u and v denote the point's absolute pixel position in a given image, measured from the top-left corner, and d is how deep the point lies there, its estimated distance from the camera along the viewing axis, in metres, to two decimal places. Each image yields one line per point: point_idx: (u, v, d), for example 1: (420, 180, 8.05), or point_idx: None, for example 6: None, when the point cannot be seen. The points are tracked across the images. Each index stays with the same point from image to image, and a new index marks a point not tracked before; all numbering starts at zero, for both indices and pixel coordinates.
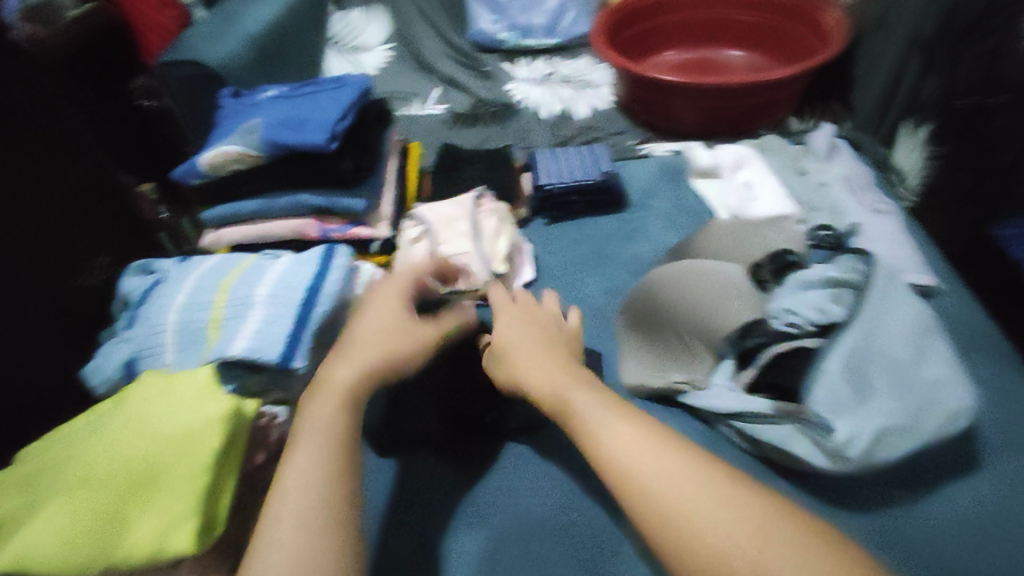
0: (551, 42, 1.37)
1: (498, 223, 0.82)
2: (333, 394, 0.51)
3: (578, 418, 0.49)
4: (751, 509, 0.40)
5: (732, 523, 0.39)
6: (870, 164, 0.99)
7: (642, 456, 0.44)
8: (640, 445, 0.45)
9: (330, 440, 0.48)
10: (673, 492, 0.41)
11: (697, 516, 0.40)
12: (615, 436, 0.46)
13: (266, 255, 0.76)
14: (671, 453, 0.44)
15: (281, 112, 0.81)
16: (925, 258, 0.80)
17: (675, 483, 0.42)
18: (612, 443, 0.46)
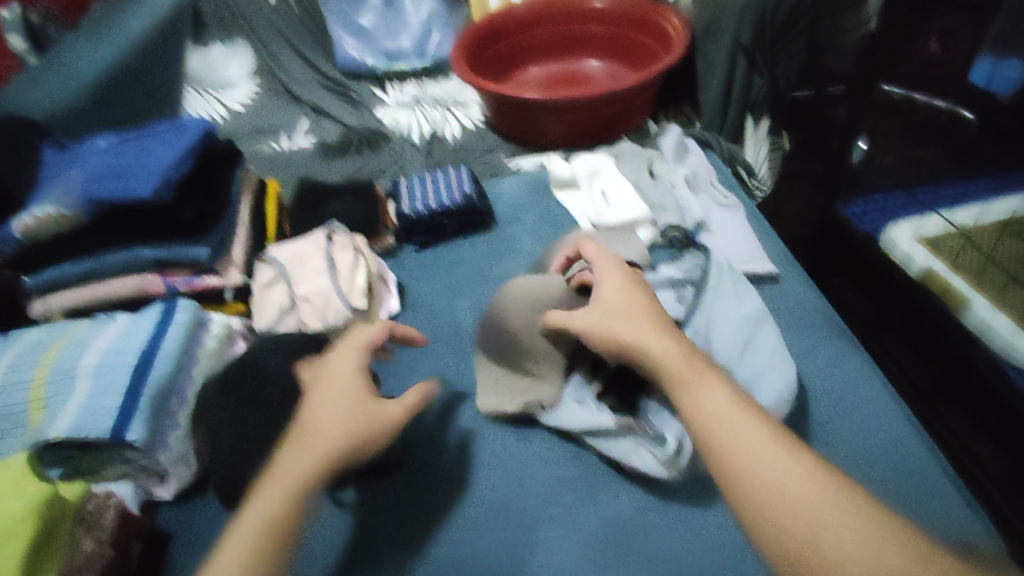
0: (420, 65, 1.36)
1: (354, 256, 0.81)
2: (282, 479, 0.49)
3: (709, 410, 0.46)
4: (819, 477, 0.41)
5: (819, 488, 0.40)
6: (720, 160, 1.05)
7: (789, 477, 0.41)
8: (732, 417, 0.44)
9: (261, 529, 0.46)
10: (768, 464, 0.42)
11: (785, 481, 0.41)
12: (708, 391, 0.47)
13: (99, 319, 0.72)
14: (793, 459, 0.42)
15: (108, 165, 0.76)
16: (766, 246, 0.86)
17: (757, 446, 0.43)
18: (714, 401, 0.46)
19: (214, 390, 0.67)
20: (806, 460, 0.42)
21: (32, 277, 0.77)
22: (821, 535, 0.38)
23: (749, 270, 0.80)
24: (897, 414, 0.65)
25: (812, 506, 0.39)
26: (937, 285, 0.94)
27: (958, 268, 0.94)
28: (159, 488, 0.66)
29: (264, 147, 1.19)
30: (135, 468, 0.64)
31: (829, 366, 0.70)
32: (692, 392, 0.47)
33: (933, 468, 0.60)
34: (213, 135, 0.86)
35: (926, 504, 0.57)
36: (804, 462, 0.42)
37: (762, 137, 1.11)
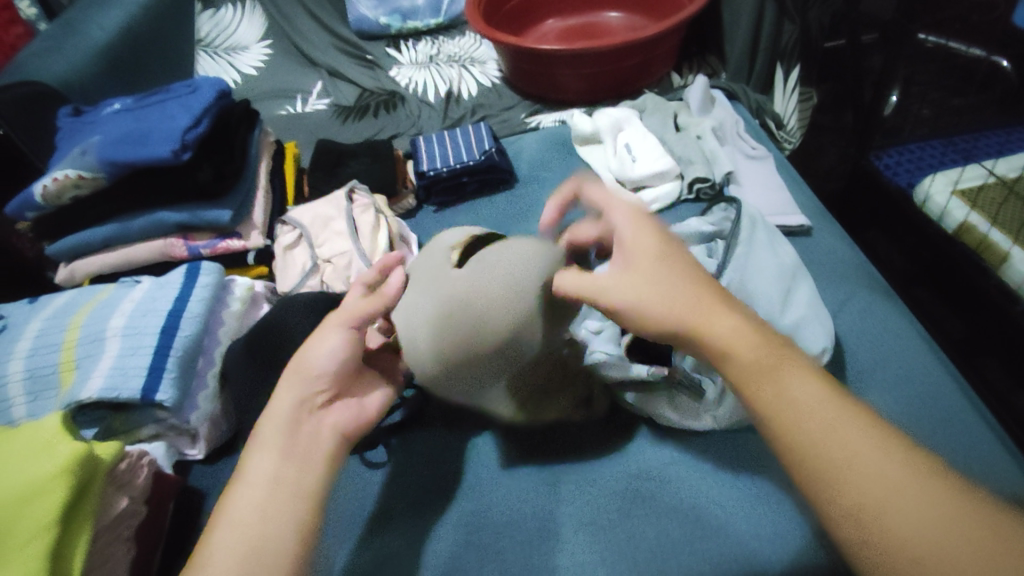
0: (435, 22, 1.32)
1: (375, 217, 0.79)
2: (272, 445, 0.48)
3: (753, 363, 0.42)
4: (877, 431, 0.37)
5: (872, 447, 0.36)
6: (749, 111, 1.01)
7: (849, 435, 0.37)
8: (774, 366, 0.41)
9: (268, 488, 0.46)
10: (814, 407, 0.39)
11: (843, 434, 0.37)
12: (727, 323, 0.44)
13: (124, 283, 0.72)
14: (862, 424, 0.38)
15: (124, 127, 0.75)
16: (800, 199, 0.83)
17: (811, 396, 0.40)
18: (800, 388, 0.40)
19: (240, 350, 0.66)
20: (856, 414, 0.38)
21: (55, 244, 0.77)
22: (887, 491, 0.34)
23: (781, 223, 0.77)
24: (938, 369, 0.63)
25: (865, 460, 0.36)
26: (974, 238, 0.90)
27: (998, 221, 0.89)
28: (191, 448, 0.66)
29: (279, 111, 1.16)
30: (167, 428, 0.65)
31: (866, 320, 0.67)
32: (724, 324, 0.44)
33: (977, 422, 0.58)
34: (228, 96, 0.84)
35: (971, 458, 0.55)
36: (854, 412, 0.38)
37: (790, 88, 1.07)
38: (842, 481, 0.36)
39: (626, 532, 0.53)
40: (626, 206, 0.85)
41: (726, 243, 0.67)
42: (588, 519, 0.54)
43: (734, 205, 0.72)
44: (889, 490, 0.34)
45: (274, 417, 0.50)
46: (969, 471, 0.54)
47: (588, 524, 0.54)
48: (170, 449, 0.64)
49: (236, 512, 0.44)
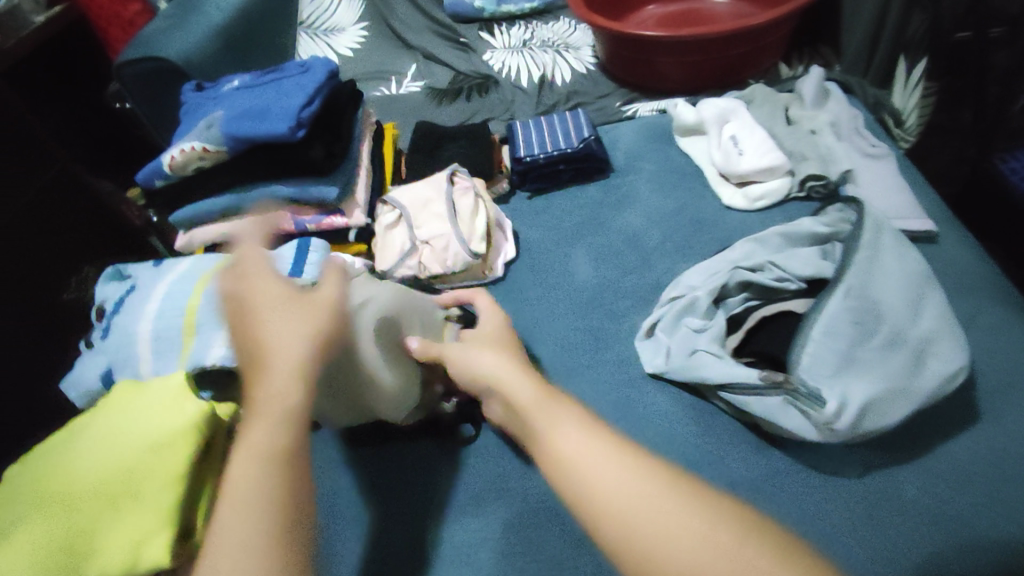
0: (530, 7, 1.30)
1: (475, 200, 0.80)
2: (263, 426, 0.41)
3: (545, 434, 0.40)
4: (655, 475, 0.35)
5: (621, 481, 0.35)
6: (865, 106, 0.94)
7: (636, 486, 0.35)
8: (593, 448, 0.38)
9: (276, 472, 0.39)
10: (604, 478, 0.36)
11: (627, 498, 0.34)
12: (568, 427, 0.39)
13: (239, 253, 0.76)
14: (651, 476, 0.35)
15: (243, 103, 0.78)
16: (924, 202, 0.77)
17: (594, 454, 0.37)
18: (571, 444, 0.38)
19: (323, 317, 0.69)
20: (635, 456, 0.37)
21: (177, 213, 0.82)
22: (686, 547, 0.31)
23: (905, 227, 0.72)
24: None
25: (675, 532, 0.32)
26: None
27: None
28: None
29: (375, 92, 1.19)
30: None
31: (1000, 338, 0.62)
32: (547, 421, 0.41)
33: None
34: (337, 77, 0.86)
35: None
36: (635, 455, 0.37)
37: (914, 81, 0.98)
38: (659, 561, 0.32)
39: None
40: (730, 202, 0.81)
41: (846, 247, 0.63)
42: None
43: (856, 205, 0.68)
44: (706, 554, 0.31)
45: (266, 391, 0.43)
46: None
47: None
48: None
49: (229, 511, 0.37)
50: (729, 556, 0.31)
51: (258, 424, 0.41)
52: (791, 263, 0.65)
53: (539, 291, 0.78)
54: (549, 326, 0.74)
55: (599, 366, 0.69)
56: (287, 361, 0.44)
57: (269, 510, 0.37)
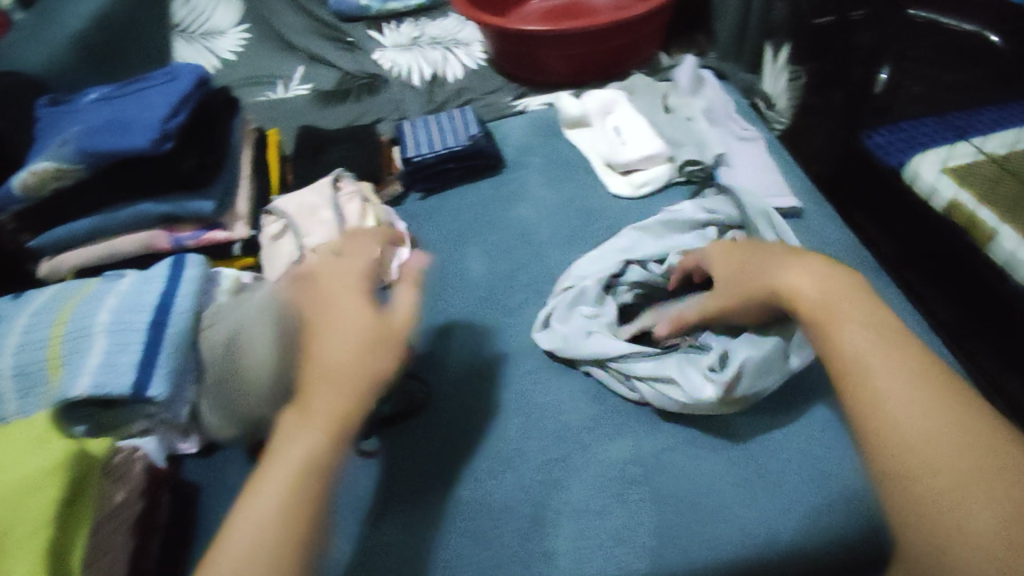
0: (417, 4, 1.29)
1: (362, 205, 0.79)
2: (311, 426, 0.44)
3: (843, 340, 0.46)
4: (929, 388, 0.41)
5: (931, 413, 0.40)
6: (737, 91, 1.00)
7: (913, 407, 0.41)
8: (872, 357, 0.44)
9: (295, 473, 0.42)
10: (892, 376, 0.42)
11: (898, 405, 0.41)
12: (858, 330, 0.46)
13: (109, 277, 0.71)
14: (920, 394, 0.41)
15: (102, 116, 0.73)
16: (790, 179, 0.83)
17: (879, 355, 0.44)
18: (857, 342, 0.45)
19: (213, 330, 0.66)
20: (919, 372, 0.43)
21: (37, 240, 0.76)
22: (962, 450, 0.38)
23: (773, 204, 0.77)
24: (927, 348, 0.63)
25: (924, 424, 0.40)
26: (963, 215, 0.90)
27: (988, 198, 0.89)
28: (184, 441, 0.67)
29: (260, 98, 1.14)
30: (159, 424, 0.64)
31: None
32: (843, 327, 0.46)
33: None
34: (207, 84, 0.83)
35: None
36: (917, 371, 0.43)
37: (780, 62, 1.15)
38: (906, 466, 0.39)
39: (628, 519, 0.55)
40: (617, 189, 0.84)
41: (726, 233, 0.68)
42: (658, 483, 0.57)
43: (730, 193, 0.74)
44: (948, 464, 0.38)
45: (321, 395, 0.45)
46: None
47: (592, 513, 0.56)
48: (162, 444, 0.64)
49: (252, 507, 0.41)
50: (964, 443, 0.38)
51: (341, 387, 0.46)
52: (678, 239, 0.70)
53: (435, 291, 0.78)
54: (446, 325, 0.74)
55: (497, 361, 0.70)
56: (345, 381, 0.46)
57: (292, 503, 0.41)
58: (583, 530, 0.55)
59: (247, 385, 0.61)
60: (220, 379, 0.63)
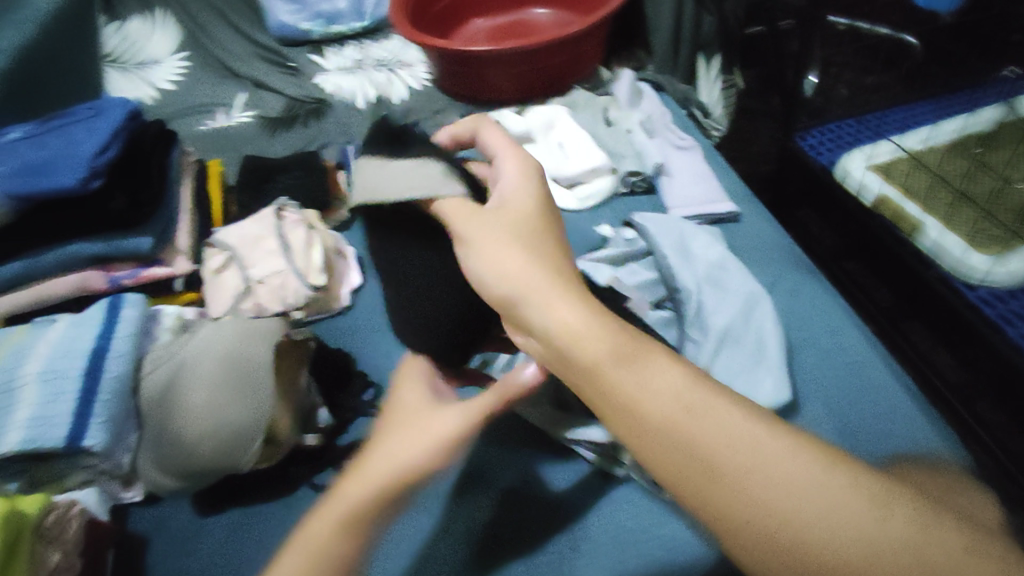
0: (359, 26, 1.28)
1: (308, 232, 0.77)
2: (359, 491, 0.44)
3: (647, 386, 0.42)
4: (781, 444, 0.38)
5: (772, 454, 0.38)
6: (676, 102, 1.03)
7: (736, 441, 0.39)
8: (689, 400, 0.41)
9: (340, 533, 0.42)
10: (678, 402, 0.41)
11: (725, 450, 0.38)
12: (663, 373, 0.42)
13: (38, 323, 0.67)
14: (725, 415, 0.40)
15: (24, 156, 0.70)
16: (729, 186, 0.85)
17: (678, 404, 0.41)
18: (663, 381, 0.42)
19: (157, 375, 0.64)
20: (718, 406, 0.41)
21: None
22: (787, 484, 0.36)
23: (711, 211, 0.79)
24: (863, 342, 0.66)
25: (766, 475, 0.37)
26: (892, 211, 0.95)
27: (911, 193, 0.95)
28: (126, 492, 0.63)
29: (200, 127, 1.12)
30: (99, 474, 0.61)
31: (795, 301, 0.70)
32: (635, 374, 0.42)
33: (901, 388, 0.61)
34: (140, 116, 0.80)
35: (889, 421, 0.59)
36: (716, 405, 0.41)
37: (713, 75, 1.10)
38: (733, 513, 0.36)
39: (587, 531, 0.56)
40: (563, 205, 0.85)
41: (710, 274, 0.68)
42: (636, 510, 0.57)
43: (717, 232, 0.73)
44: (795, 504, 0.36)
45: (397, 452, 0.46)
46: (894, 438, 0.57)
47: (545, 531, 0.57)
48: (103, 495, 0.61)
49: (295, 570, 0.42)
50: (815, 484, 0.36)
51: (365, 474, 0.44)
52: (679, 270, 0.68)
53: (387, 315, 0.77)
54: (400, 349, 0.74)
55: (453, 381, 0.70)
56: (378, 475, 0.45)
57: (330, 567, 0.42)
58: (541, 545, 0.56)
59: (194, 415, 0.60)
60: (159, 413, 0.62)
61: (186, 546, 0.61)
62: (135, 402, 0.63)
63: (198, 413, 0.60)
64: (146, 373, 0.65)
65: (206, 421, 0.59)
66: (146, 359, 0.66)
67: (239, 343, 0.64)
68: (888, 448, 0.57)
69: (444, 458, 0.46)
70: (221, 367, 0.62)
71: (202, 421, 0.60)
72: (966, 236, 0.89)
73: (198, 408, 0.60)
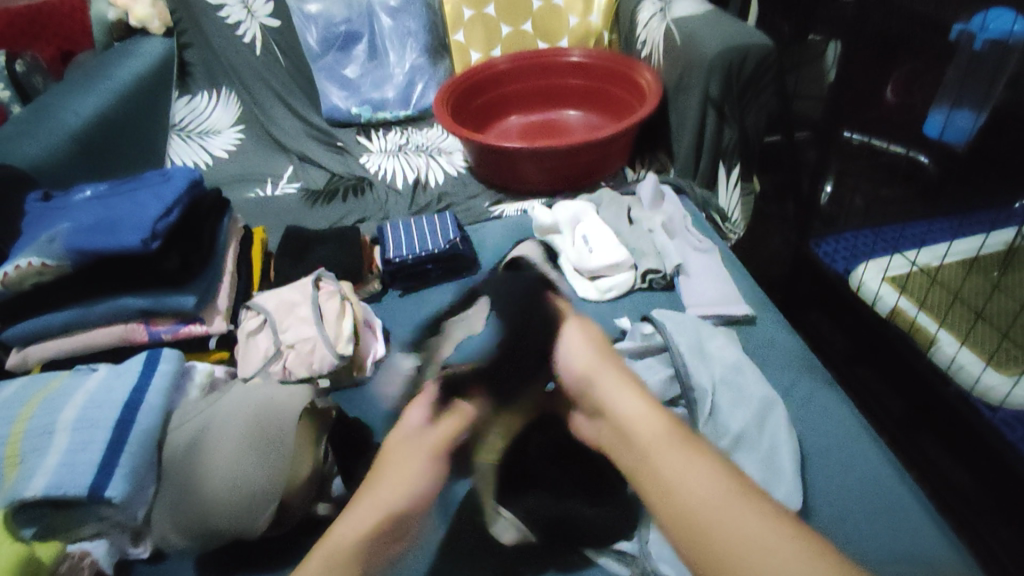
0: (404, 114, 1.39)
1: (341, 304, 0.81)
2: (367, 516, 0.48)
3: (676, 474, 0.45)
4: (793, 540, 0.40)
5: (777, 543, 0.40)
6: (695, 205, 1.09)
7: (752, 532, 0.40)
8: (719, 492, 0.43)
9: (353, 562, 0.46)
10: (707, 488, 0.44)
11: (747, 541, 0.40)
12: (698, 468, 0.45)
13: (78, 371, 0.71)
14: (748, 507, 0.42)
15: (93, 215, 0.76)
16: (745, 289, 0.89)
17: (712, 496, 0.43)
18: (699, 475, 0.45)
19: (184, 432, 0.66)
20: (742, 500, 0.43)
21: (11, 330, 0.77)
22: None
23: (727, 312, 0.82)
24: (876, 454, 0.66)
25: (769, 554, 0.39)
26: (906, 322, 0.98)
27: (925, 306, 0.98)
28: (135, 546, 0.64)
29: (249, 194, 1.20)
30: (111, 526, 0.62)
31: (807, 408, 0.71)
32: (676, 464, 0.46)
33: (914, 505, 0.61)
34: (200, 185, 0.87)
35: (903, 541, 0.58)
36: (741, 500, 0.43)
37: (732, 184, 1.14)
38: None
39: None
40: (584, 294, 0.89)
41: (722, 372, 0.70)
42: None
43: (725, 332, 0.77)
44: None
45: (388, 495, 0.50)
46: (907, 557, 0.57)
47: None
48: (112, 548, 0.62)
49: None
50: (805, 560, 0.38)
51: (363, 511, 0.49)
52: (696, 369, 0.69)
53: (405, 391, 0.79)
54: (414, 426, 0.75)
55: None
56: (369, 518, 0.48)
57: None
58: None
59: (215, 473, 0.61)
60: (180, 470, 0.63)
61: None
62: (160, 457, 0.65)
63: (217, 471, 0.61)
64: (173, 429, 0.67)
65: (219, 477, 0.61)
66: (176, 415, 0.68)
67: (268, 402, 0.67)
68: (900, 567, 0.56)
69: (422, 502, 0.52)
70: (245, 427, 0.64)
71: (219, 478, 0.61)
72: (985, 354, 0.89)
73: (217, 467, 0.62)
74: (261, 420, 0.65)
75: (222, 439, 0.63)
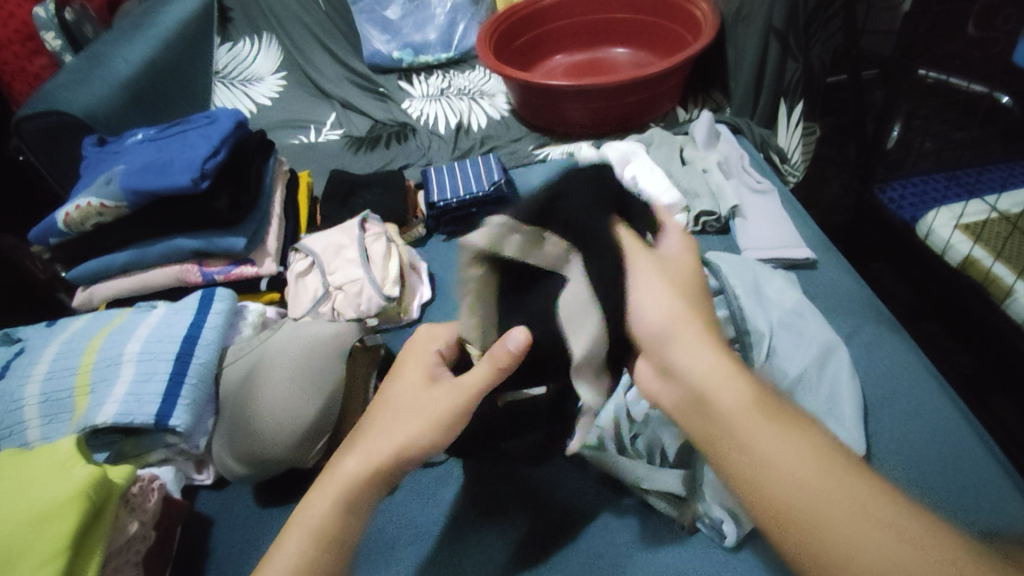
0: (446, 57, 1.35)
1: (387, 246, 0.81)
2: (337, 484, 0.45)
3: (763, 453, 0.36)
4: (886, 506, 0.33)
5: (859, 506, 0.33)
6: (751, 147, 1.03)
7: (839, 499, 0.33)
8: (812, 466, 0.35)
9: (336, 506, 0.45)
10: (795, 467, 0.35)
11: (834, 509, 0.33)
12: (781, 443, 0.36)
13: (139, 308, 0.74)
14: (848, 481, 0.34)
15: (145, 157, 0.77)
16: (805, 232, 0.84)
17: (800, 472, 0.35)
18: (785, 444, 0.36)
19: (230, 369, 0.68)
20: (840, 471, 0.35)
21: (76, 270, 0.80)
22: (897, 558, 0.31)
23: (786, 256, 0.78)
24: (946, 406, 0.62)
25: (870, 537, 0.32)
26: (980, 271, 0.91)
27: (1003, 255, 0.90)
28: (199, 473, 0.67)
29: (293, 141, 1.20)
30: (177, 453, 0.65)
31: (871, 354, 0.68)
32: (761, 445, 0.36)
33: (985, 456, 0.57)
34: (245, 127, 0.87)
35: (974, 495, 0.54)
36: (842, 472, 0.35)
37: (794, 123, 1.06)
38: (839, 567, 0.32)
39: (636, 569, 0.54)
40: None
41: (779, 313, 0.67)
42: (700, 557, 0.54)
43: (786, 276, 0.73)
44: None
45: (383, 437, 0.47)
46: (975, 508, 0.54)
47: (600, 562, 0.55)
48: (178, 474, 0.65)
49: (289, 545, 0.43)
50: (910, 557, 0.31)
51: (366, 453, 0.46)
52: (752, 311, 0.66)
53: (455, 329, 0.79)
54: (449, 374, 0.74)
55: None
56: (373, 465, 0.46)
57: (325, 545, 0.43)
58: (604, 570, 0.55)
59: (265, 403, 0.63)
60: (234, 402, 0.65)
61: (247, 534, 0.64)
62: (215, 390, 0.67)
63: (267, 401, 0.63)
64: (225, 365, 0.69)
65: (268, 409, 0.63)
66: (229, 352, 0.70)
67: (313, 339, 0.67)
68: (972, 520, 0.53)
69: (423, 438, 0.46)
70: (290, 362, 0.65)
71: (269, 409, 0.63)
72: None
73: (267, 398, 0.63)
74: (307, 353, 0.66)
75: (272, 372, 0.65)
